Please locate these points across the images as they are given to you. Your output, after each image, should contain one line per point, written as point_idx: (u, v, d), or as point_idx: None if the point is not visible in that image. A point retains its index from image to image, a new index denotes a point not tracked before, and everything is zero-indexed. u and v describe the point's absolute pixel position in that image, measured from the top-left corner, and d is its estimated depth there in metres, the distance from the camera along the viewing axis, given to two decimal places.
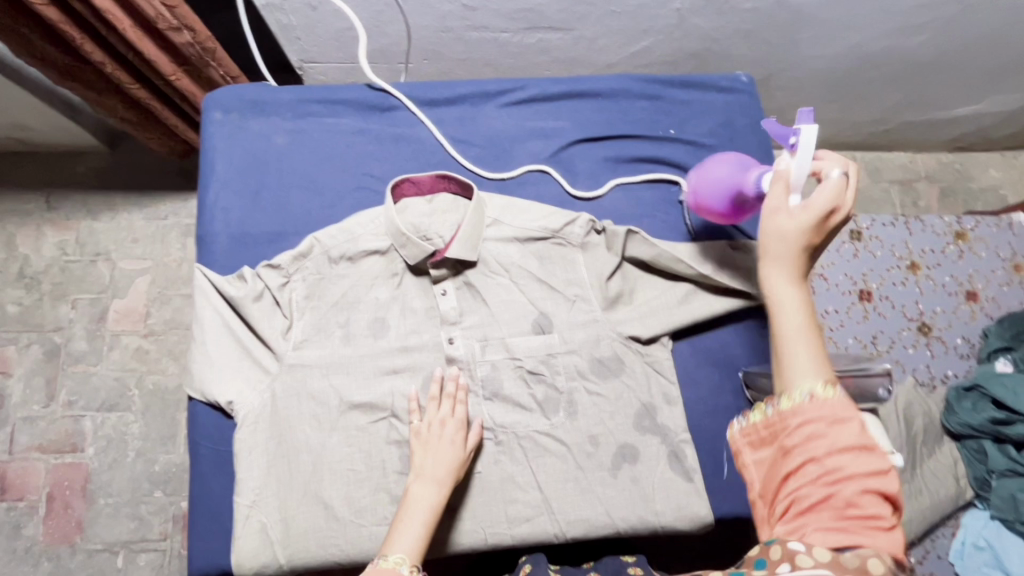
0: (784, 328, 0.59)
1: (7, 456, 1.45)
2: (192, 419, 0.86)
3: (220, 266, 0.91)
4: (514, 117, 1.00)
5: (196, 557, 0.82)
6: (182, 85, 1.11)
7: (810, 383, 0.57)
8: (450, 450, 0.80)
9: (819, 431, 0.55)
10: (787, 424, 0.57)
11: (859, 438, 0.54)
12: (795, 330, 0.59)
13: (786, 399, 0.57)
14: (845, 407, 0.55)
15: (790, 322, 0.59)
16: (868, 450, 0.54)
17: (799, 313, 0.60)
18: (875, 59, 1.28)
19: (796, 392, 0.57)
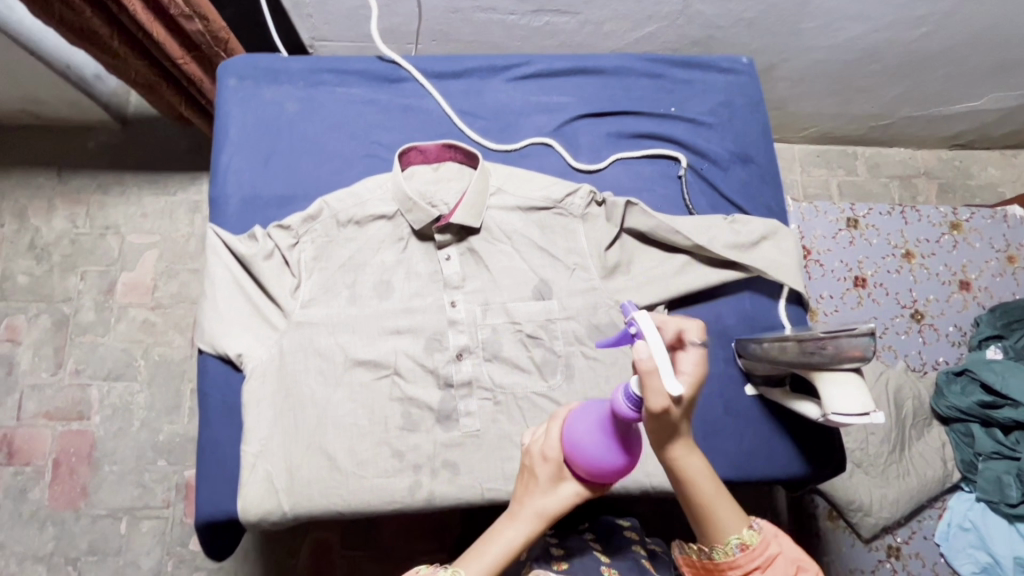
0: (706, 496, 0.64)
1: (15, 422, 1.46)
2: (201, 371, 0.89)
3: (232, 226, 0.94)
4: (519, 92, 1.03)
5: (205, 503, 0.85)
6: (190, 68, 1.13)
7: (739, 535, 0.66)
8: (555, 496, 0.65)
9: (757, 574, 0.67)
10: (729, 572, 0.67)
11: (786, 565, 0.67)
12: (711, 499, 0.65)
13: (722, 554, 0.67)
14: (770, 544, 0.67)
15: (706, 494, 0.64)
16: (794, 573, 0.67)
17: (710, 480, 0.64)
18: (874, 52, 1.31)
19: (730, 548, 0.66)
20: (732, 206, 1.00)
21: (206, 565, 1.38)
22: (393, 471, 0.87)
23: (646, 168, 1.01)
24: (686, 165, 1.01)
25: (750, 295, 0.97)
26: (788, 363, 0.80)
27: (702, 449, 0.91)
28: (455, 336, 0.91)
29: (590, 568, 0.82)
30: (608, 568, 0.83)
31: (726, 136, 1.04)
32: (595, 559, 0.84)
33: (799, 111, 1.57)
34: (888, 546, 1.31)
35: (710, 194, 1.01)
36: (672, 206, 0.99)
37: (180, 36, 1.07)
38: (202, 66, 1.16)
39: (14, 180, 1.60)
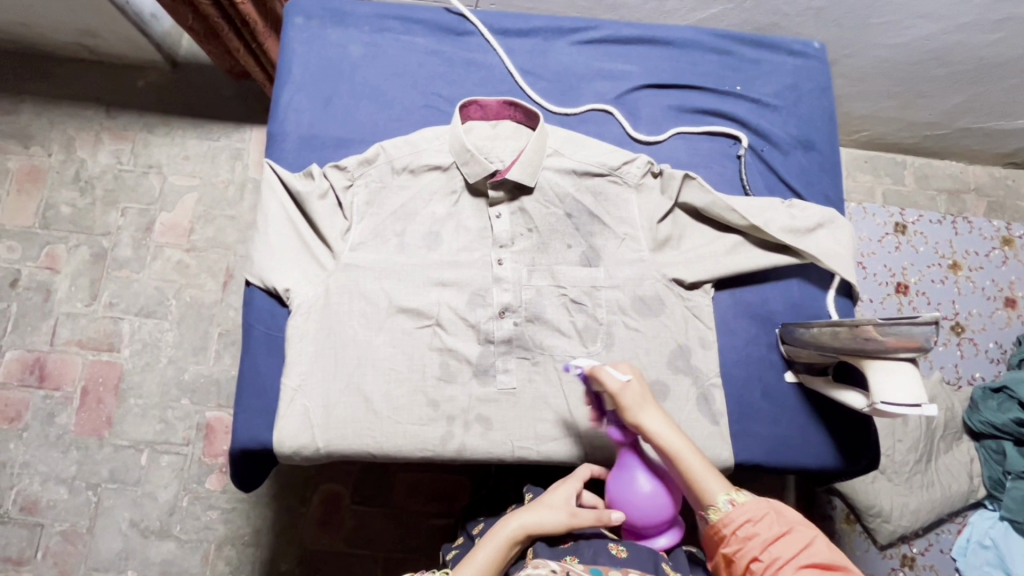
0: (690, 464, 0.76)
1: (48, 346, 1.46)
2: (248, 303, 0.90)
3: (288, 163, 0.94)
4: (584, 56, 1.02)
5: (241, 431, 0.87)
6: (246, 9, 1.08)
7: (726, 493, 0.74)
8: (553, 511, 0.78)
9: (748, 531, 0.70)
10: (724, 534, 0.72)
11: (779, 524, 0.69)
12: (696, 467, 0.76)
13: (717, 514, 0.73)
14: (757, 503, 0.72)
15: (691, 463, 0.76)
16: (788, 532, 0.69)
17: (689, 450, 0.77)
18: (942, 54, 1.25)
19: (719, 505, 0.73)
20: (790, 191, 0.98)
21: (220, 506, 1.38)
22: (426, 419, 0.87)
23: (705, 144, 0.99)
24: (747, 146, 0.99)
25: (799, 282, 0.96)
26: (836, 349, 0.80)
27: (734, 430, 0.91)
28: (500, 294, 0.91)
29: (595, 545, 0.78)
30: (615, 545, 0.79)
31: (790, 120, 1.01)
32: (601, 536, 0.80)
33: (853, 112, 1.49)
34: (903, 555, 1.30)
35: (769, 176, 0.99)
36: (729, 185, 0.98)
37: None
38: (255, 6, 1.11)
39: (62, 111, 1.60)
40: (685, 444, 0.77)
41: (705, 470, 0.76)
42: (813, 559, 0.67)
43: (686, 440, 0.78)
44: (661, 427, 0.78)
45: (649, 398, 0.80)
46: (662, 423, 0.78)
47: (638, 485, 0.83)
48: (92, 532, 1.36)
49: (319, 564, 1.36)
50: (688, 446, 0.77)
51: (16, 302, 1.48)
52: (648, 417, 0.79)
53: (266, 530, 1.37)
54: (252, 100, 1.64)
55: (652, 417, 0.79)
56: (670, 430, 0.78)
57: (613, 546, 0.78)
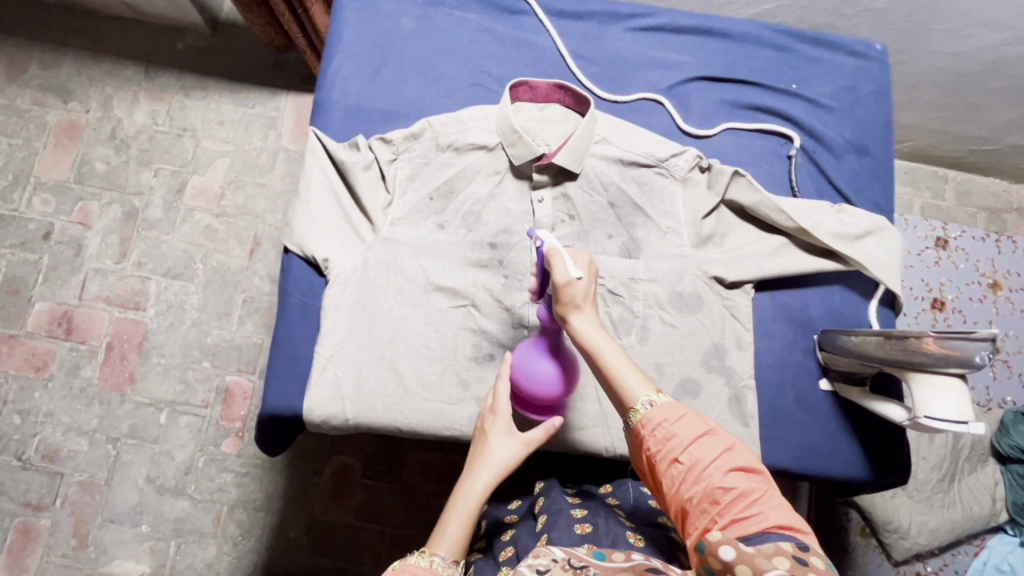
0: (609, 365, 0.68)
1: (76, 300, 1.48)
2: (285, 270, 0.90)
3: (334, 132, 0.93)
4: (639, 43, 1.00)
5: (271, 397, 0.87)
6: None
7: (647, 393, 0.66)
8: (505, 449, 0.76)
9: (666, 432, 0.64)
10: (643, 436, 0.66)
11: (699, 425, 0.64)
12: (616, 368, 0.68)
13: (635, 416, 0.66)
14: (675, 404, 0.66)
15: (612, 363, 0.68)
16: (710, 433, 0.63)
17: (615, 351, 0.68)
18: (1002, 66, 1.20)
19: (639, 406, 0.66)
20: (839, 195, 0.96)
21: (235, 470, 1.40)
22: (455, 399, 0.87)
23: (756, 141, 0.97)
24: (799, 146, 0.97)
25: (842, 289, 0.94)
26: (881, 360, 0.77)
27: (764, 434, 0.89)
28: None
29: (614, 532, 0.77)
30: (633, 533, 0.78)
31: (845, 122, 0.99)
32: (620, 523, 0.80)
33: (899, 121, 1.45)
34: (916, 573, 1.29)
35: (818, 179, 0.97)
36: (777, 185, 0.96)
37: None
38: None
39: (101, 68, 1.61)
40: (610, 346, 0.68)
41: (625, 371, 0.68)
42: (738, 462, 0.62)
43: (614, 339, 0.69)
44: (584, 324, 0.69)
45: (591, 299, 0.70)
46: (588, 320, 0.69)
47: (541, 366, 0.79)
48: (109, 484, 1.39)
49: (328, 534, 1.37)
50: (613, 347, 0.69)
51: (47, 255, 1.50)
52: (574, 308, 0.69)
53: (278, 497, 1.39)
54: (290, 70, 1.63)
55: (579, 309, 0.69)
56: (595, 327, 0.69)
57: (632, 534, 0.77)
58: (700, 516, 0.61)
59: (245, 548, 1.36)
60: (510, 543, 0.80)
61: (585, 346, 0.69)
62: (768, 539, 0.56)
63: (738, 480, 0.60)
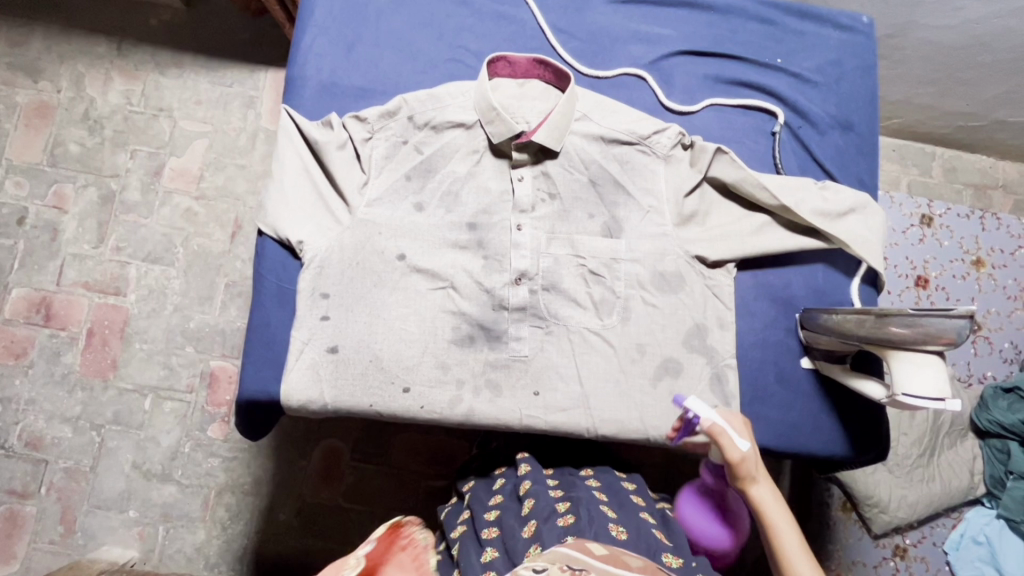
0: (785, 535, 0.77)
1: (54, 286, 1.45)
2: (259, 252, 0.88)
3: (306, 110, 0.90)
4: (620, 16, 0.97)
5: (249, 381, 0.86)
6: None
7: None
8: None
9: None
10: None
11: None
12: (790, 545, 0.76)
13: None
14: None
15: (787, 538, 0.77)
16: None
17: (790, 528, 0.78)
18: (990, 40, 1.19)
19: None
20: (823, 172, 0.95)
21: (222, 455, 1.39)
22: (434, 381, 0.86)
23: (739, 118, 0.95)
24: (783, 123, 0.95)
25: (824, 268, 0.93)
26: (861, 338, 0.77)
27: (744, 414, 0.89)
28: (517, 259, 0.89)
29: (597, 525, 0.76)
30: (615, 526, 0.77)
31: (830, 98, 0.97)
32: (604, 514, 0.79)
33: (888, 97, 1.43)
34: (896, 545, 1.31)
35: (802, 156, 0.95)
36: (760, 162, 0.94)
37: None
38: None
39: (71, 46, 1.55)
40: (788, 521, 0.78)
41: (796, 547, 0.76)
42: None
43: (790, 518, 0.79)
44: (764, 498, 0.80)
45: (763, 471, 0.81)
46: (770, 494, 0.80)
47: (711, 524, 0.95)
48: (95, 471, 1.38)
49: (316, 517, 1.37)
50: (790, 523, 0.78)
51: (23, 240, 1.47)
52: (758, 472, 0.80)
53: (265, 481, 1.38)
54: (269, 46, 1.58)
55: (759, 475, 0.80)
56: (775, 501, 0.80)
57: (616, 529, 0.76)
58: None
59: (234, 532, 1.36)
60: (495, 523, 0.80)
61: (764, 513, 0.79)
62: None
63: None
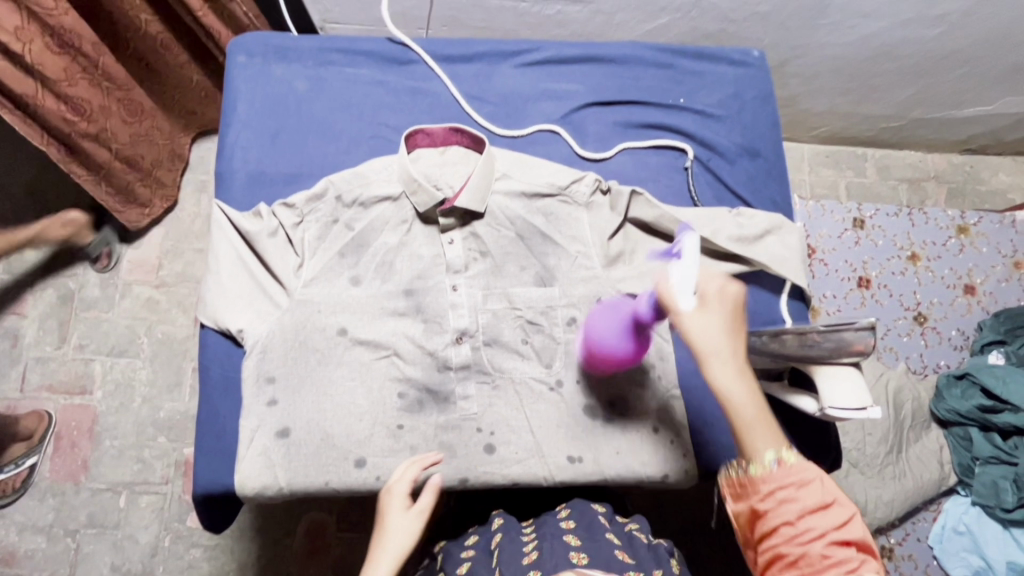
0: (741, 412, 0.64)
1: (18, 393, 1.43)
2: (202, 345, 0.90)
3: (238, 203, 0.94)
4: (529, 78, 1.03)
5: (204, 475, 0.86)
6: (209, 22, 1.11)
7: (774, 451, 0.62)
8: (404, 527, 0.78)
9: (787, 494, 0.60)
10: (755, 490, 0.62)
11: (823, 493, 0.60)
12: (748, 420, 0.64)
13: (754, 468, 0.62)
14: (807, 467, 0.61)
15: (744, 417, 0.64)
16: (832, 506, 0.60)
17: (750, 402, 0.64)
18: (888, 50, 1.25)
19: (763, 462, 0.62)
20: (736, 199, 1.00)
21: (203, 544, 1.36)
22: (388, 450, 0.87)
23: (652, 158, 1.01)
24: (692, 157, 1.01)
25: (752, 289, 0.97)
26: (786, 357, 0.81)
27: (696, 441, 0.92)
28: (456, 319, 0.91)
29: (557, 555, 0.76)
30: (576, 553, 0.76)
31: (734, 129, 1.03)
32: (564, 543, 0.78)
33: (810, 110, 1.51)
34: (882, 546, 1.31)
35: (715, 186, 1.01)
36: (677, 197, 0.99)
37: None
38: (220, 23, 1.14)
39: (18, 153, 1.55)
40: (748, 391, 0.65)
41: (757, 426, 0.64)
42: (845, 536, 0.59)
43: (754, 388, 0.65)
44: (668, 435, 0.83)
45: (727, 331, 0.66)
46: (721, 340, 0.66)
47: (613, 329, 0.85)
48: None
49: None
50: (750, 393, 0.65)
51: None
52: (719, 340, 0.66)
53: (251, 564, 1.35)
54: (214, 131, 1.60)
55: (723, 343, 0.66)
56: (729, 354, 0.66)
57: (574, 555, 0.75)
58: None
59: None
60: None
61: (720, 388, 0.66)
62: None
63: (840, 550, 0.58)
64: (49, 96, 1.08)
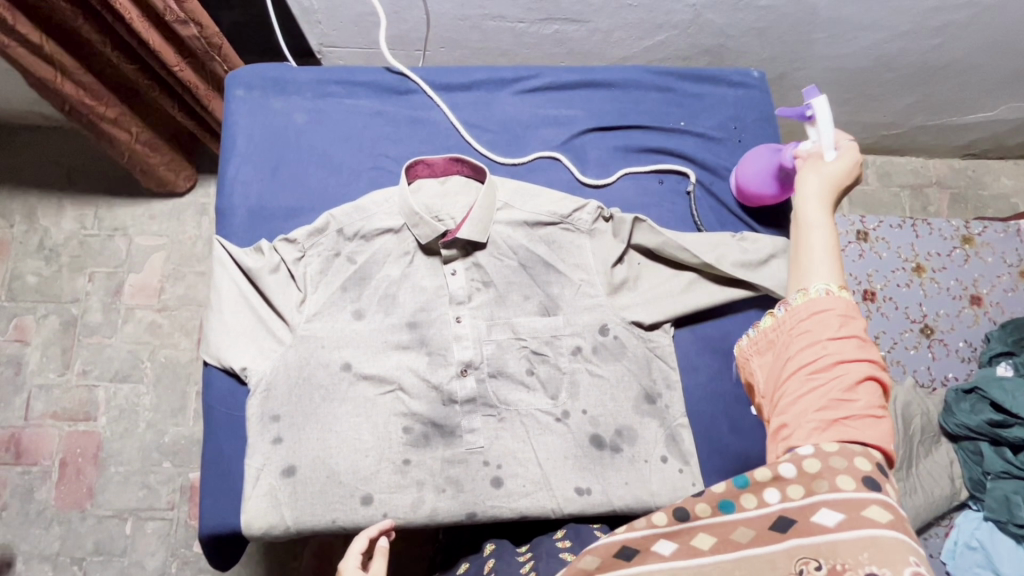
0: (807, 239, 0.70)
1: (23, 421, 1.43)
2: (206, 382, 0.90)
3: (238, 238, 0.94)
4: (528, 104, 1.03)
5: (209, 514, 0.86)
6: (186, 76, 1.10)
7: (827, 283, 0.65)
8: None
9: (818, 323, 0.62)
10: (791, 322, 0.64)
11: (855, 333, 0.61)
12: (813, 242, 0.69)
13: (804, 295, 0.65)
14: (852, 307, 0.62)
15: (811, 240, 0.69)
16: (863, 345, 0.61)
17: (823, 234, 0.70)
18: (888, 61, 1.24)
19: (813, 289, 0.64)
20: (740, 223, 1.00)
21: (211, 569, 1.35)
22: (395, 486, 0.86)
23: (654, 182, 1.01)
24: (695, 181, 1.01)
25: (757, 313, 0.97)
26: None
27: (704, 469, 0.91)
28: (460, 351, 0.91)
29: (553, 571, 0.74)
30: None
31: (735, 151, 1.03)
32: (560, 560, 0.77)
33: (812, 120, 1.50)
34: None
35: (718, 210, 1.00)
36: (680, 222, 0.99)
37: (174, 42, 1.04)
38: (199, 75, 1.12)
39: (20, 181, 1.54)
40: (827, 232, 0.70)
41: (824, 258, 0.68)
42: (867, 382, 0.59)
43: (831, 227, 0.70)
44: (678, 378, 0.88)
45: (829, 185, 0.75)
46: (814, 203, 0.73)
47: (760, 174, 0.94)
48: None
49: None
50: (826, 234, 0.70)
51: None
52: (819, 184, 0.74)
53: None
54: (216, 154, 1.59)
55: (824, 188, 0.74)
56: (820, 209, 0.72)
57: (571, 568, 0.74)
58: (804, 406, 0.59)
59: None
60: None
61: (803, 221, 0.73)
62: (863, 449, 0.56)
63: (859, 394, 0.59)
64: (69, 83, 1.13)
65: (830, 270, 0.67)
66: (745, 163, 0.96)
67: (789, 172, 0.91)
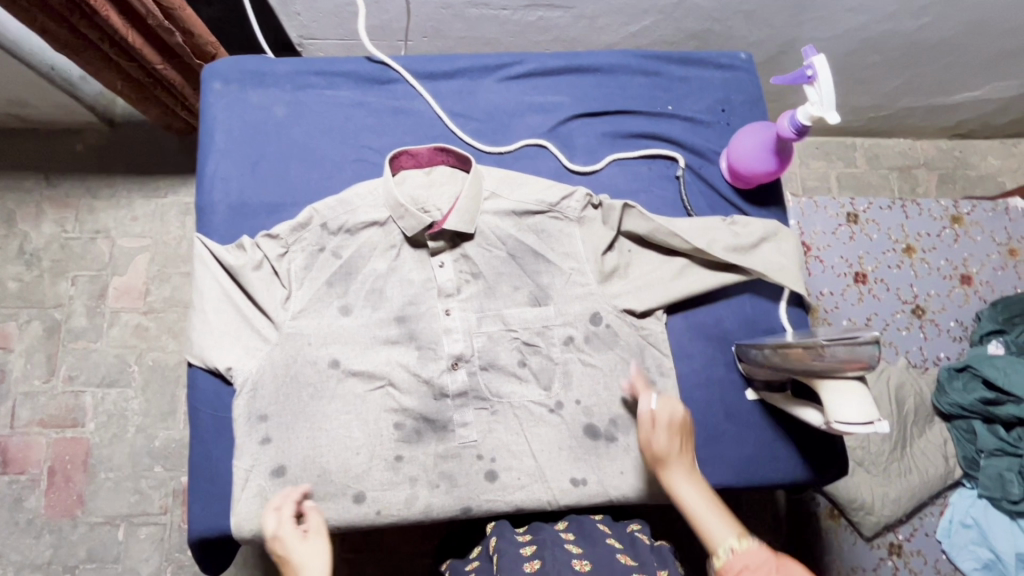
0: (695, 513, 0.79)
1: (9, 430, 1.40)
2: (191, 383, 0.88)
3: (219, 235, 0.91)
4: (513, 91, 1.01)
5: (199, 517, 0.84)
6: (168, 74, 1.11)
7: (729, 539, 0.76)
8: (317, 550, 0.75)
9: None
10: None
11: (771, 561, 0.72)
12: (701, 515, 0.78)
13: (719, 560, 0.75)
14: (758, 550, 0.74)
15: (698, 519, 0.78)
16: (779, 563, 0.72)
17: (712, 516, 0.78)
18: (874, 42, 1.23)
19: (722, 552, 0.76)
20: (730, 207, 0.99)
21: None
22: (387, 483, 0.85)
23: (643, 168, 0.99)
24: (684, 166, 0.99)
25: (750, 297, 0.96)
26: (789, 370, 0.80)
27: (700, 456, 0.90)
28: (450, 344, 0.89)
29: (559, 562, 0.73)
30: (580, 561, 0.74)
31: (724, 134, 1.02)
32: (567, 551, 0.76)
33: None
34: (890, 543, 1.29)
35: (708, 195, 0.99)
36: (670, 208, 0.98)
37: (160, 43, 1.05)
38: (183, 73, 1.13)
39: None
40: (699, 501, 0.79)
41: (711, 516, 0.79)
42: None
43: (712, 506, 0.79)
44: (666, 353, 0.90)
45: (683, 453, 0.82)
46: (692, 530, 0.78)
47: (756, 150, 0.93)
48: None
49: None
50: (697, 495, 0.80)
51: None
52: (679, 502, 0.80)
53: None
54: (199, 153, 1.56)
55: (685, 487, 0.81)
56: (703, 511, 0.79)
57: (578, 563, 0.73)
58: None
59: None
60: None
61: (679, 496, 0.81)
62: None
63: None
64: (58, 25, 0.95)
65: (725, 523, 0.78)
66: (738, 141, 0.95)
67: (786, 144, 0.90)
